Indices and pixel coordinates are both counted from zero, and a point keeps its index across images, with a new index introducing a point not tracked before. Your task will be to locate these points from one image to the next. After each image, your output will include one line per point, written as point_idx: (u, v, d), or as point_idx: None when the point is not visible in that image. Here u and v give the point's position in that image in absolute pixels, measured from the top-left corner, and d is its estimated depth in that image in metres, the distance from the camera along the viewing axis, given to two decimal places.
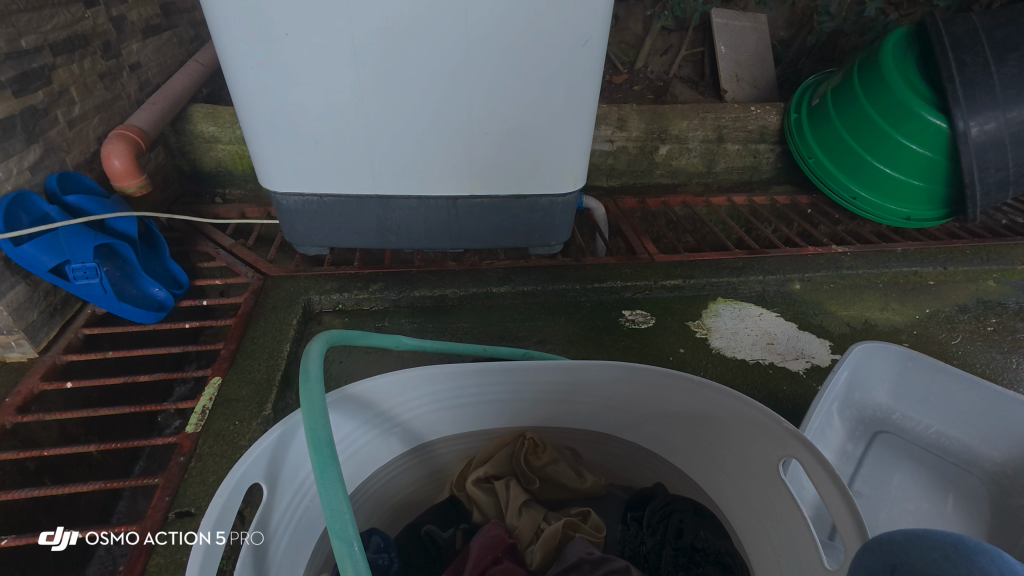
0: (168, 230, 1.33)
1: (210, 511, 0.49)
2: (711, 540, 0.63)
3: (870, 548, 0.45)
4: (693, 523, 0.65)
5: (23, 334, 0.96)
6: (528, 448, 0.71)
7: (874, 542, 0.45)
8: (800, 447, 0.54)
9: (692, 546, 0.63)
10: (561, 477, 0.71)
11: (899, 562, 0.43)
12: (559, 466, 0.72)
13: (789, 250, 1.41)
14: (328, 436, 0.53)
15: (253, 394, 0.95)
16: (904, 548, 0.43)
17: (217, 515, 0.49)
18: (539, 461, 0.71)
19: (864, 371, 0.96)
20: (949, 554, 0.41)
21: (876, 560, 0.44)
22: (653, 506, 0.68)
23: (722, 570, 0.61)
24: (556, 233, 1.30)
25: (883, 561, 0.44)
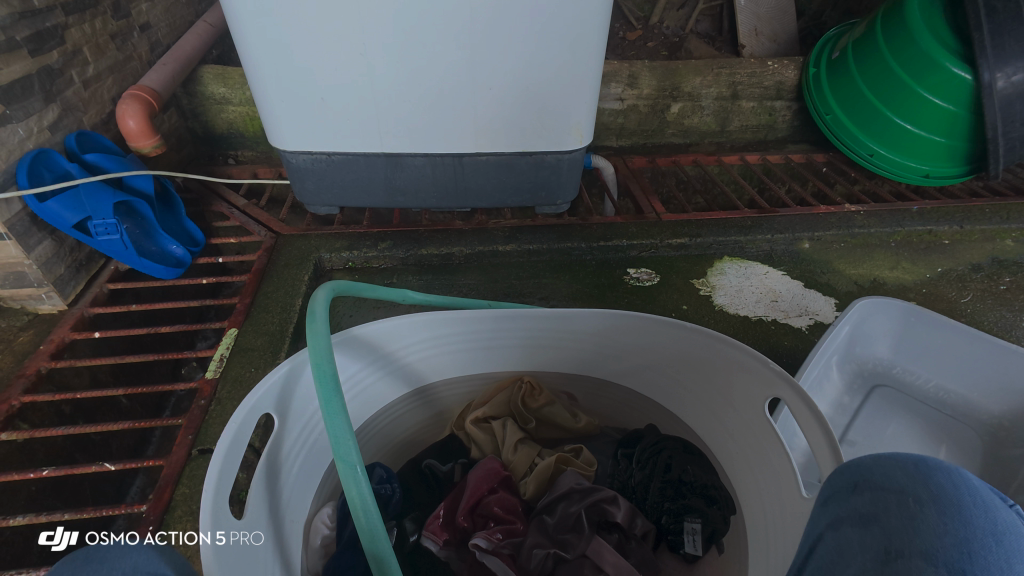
0: (184, 191, 1.36)
1: (224, 436, 0.52)
2: (699, 474, 0.63)
3: (839, 471, 0.47)
4: (682, 458, 0.65)
5: (52, 287, 1.02)
6: (525, 391, 0.74)
7: (842, 466, 0.47)
8: (787, 388, 0.56)
9: (680, 480, 0.63)
10: (558, 418, 0.74)
11: (861, 479, 0.44)
12: (556, 408, 0.75)
13: (799, 209, 1.39)
14: (333, 372, 0.57)
15: (267, 344, 0.99)
16: (868, 469, 0.45)
17: (230, 441, 0.53)
18: (535, 403, 0.73)
19: (867, 326, 0.98)
20: (910, 472, 0.43)
21: (842, 480, 0.46)
22: (643, 444, 0.69)
23: (707, 502, 0.61)
24: (562, 192, 1.30)
25: (848, 480, 0.45)
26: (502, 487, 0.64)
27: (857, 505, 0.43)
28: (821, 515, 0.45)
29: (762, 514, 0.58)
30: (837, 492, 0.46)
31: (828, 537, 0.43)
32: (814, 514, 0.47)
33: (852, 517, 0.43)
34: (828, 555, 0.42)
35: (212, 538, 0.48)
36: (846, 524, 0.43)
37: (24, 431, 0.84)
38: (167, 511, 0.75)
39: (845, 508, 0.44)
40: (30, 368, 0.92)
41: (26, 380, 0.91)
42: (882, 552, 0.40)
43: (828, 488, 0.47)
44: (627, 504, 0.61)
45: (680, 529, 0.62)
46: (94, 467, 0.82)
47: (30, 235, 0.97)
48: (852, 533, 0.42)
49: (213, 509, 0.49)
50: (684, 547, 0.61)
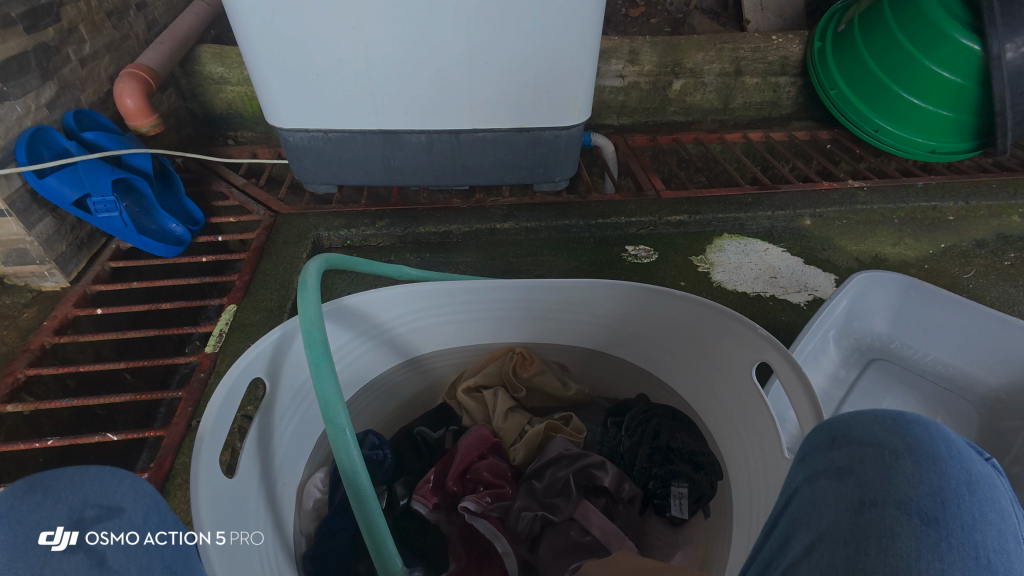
0: (183, 171, 1.37)
1: (214, 398, 0.53)
2: (687, 441, 0.64)
3: (819, 427, 0.48)
4: (671, 426, 0.66)
5: (54, 265, 1.03)
6: (516, 361, 0.74)
7: (823, 423, 0.48)
8: (774, 352, 0.56)
9: (668, 446, 0.64)
10: (548, 387, 0.75)
11: (838, 433, 0.45)
12: (546, 377, 0.75)
13: (801, 185, 1.37)
14: (323, 338, 0.58)
15: (266, 320, 1.00)
16: (847, 425, 0.46)
17: (220, 403, 0.54)
18: (527, 372, 0.74)
19: (865, 300, 0.97)
20: (887, 426, 0.44)
21: (821, 436, 0.47)
22: (633, 411, 0.69)
23: (694, 468, 0.62)
24: (560, 169, 1.29)
25: (827, 435, 0.46)
26: (493, 454, 0.65)
27: (834, 459, 0.44)
28: (800, 470, 0.47)
29: (748, 477, 0.59)
30: (816, 447, 0.47)
31: (804, 490, 0.44)
32: (793, 470, 0.48)
33: (828, 469, 0.44)
34: (803, 507, 0.43)
35: (206, 520, 0.48)
36: (823, 477, 0.44)
37: (29, 403, 0.86)
38: (168, 479, 0.76)
39: (822, 461, 0.45)
40: (34, 343, 0.94)
41: (31, 354, 0.93)
42: (856, 502, 0.40)
43: (809, 444, 0.48)
44: (614, 469, 0.62)
45: (666, 493, 0.62)
46: (97, 438, 0.84)
47: (31, 212, 0.98)
48: (826, 484, 0.43)
49: (204, 467, 0.50)
50: (670, 511, 0.61)
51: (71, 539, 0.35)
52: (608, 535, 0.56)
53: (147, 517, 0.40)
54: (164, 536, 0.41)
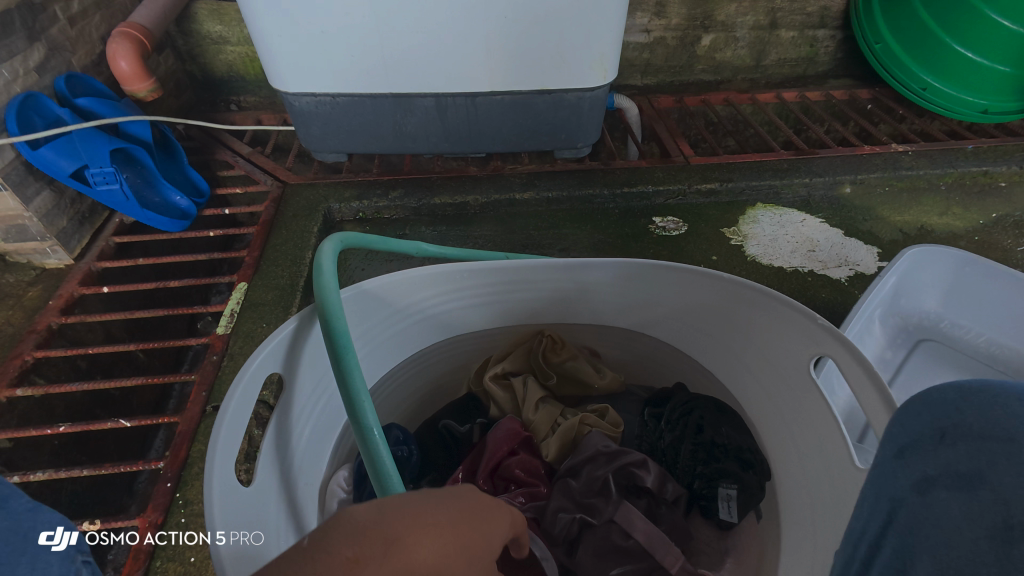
0: (185, 139, 1.30)
1: (230, 397, 0.49)
2: (733, 436, 0.60)
3: (919, 413, 0.43)
4: (715, 419, 0.62)
5: (56, 241, 0.99)
6: (547, 345, 0.71)
7: (919, 398, 0.44)
8: (834, 343, 0.52)
9: (712, 442, 0.60)
10: (582, 373, 0.71)
11: (949, 425, 0.41)
12: (580, 363, 0.71)
13: (841, 150, 1.28)
14: (344, 329, 0.54)
15: (278, 298, 0.96)
16: (959, 411, 0.41)
17: (236, 403, 0.50)
18: (558, 357, 0.71)
19: (916, 276, 0.91)
20: (1008, 406, 0.38)
21: (925, 425, 0.42)
22: (673, 402, 0.65)
23: (742, 466, 0.58)
24: (583, 134, 1.21)
25: (933, 426, 0.42)
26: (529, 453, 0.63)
27: (952, 462, 0.39)
28: (903, 469, 0.42)
29: (805, 478, 0.55)
30: (920, 441, 0.42)
31: (916, 502, 0.40)
32: (889, 466, 0.44)
33: (948, 477, 0.39)
34: (921, 525, 0.39)
35: (215, 519, 0.44)
36: (941, 487, 0.39)
37: (39, 387, 0.83)
38: (184, 468, 0.74)
39: (935, 465, 0.40)
40: (40, 323, 0.91)
41: (37, 335, 0.89)
42: (997, 525, 0.35)
43: (907, 434, 0.43)
44: (657, 469, 0.59)
45: (714, 495, 0.59)
46: (110, 424, 0.81)
47: (26, 185, 0.93)
48: (949, 497, 0.38)
49: (218, 478, 0.46)
50: (719, 514, 0.58)
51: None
52: (653, 540, 0.53)
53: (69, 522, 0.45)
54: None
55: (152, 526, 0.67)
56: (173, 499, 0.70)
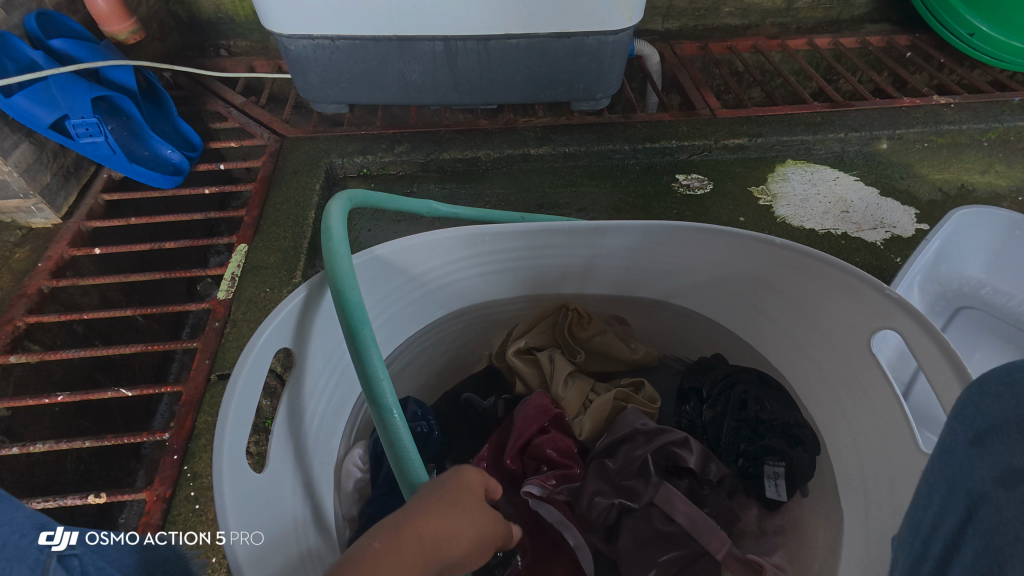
0: (173, 87, 1.21)
1: (234, 380, 0.45)
2: (778, 412, 0.59)
3: (997, 393, 0.37)
4: (759, 393, 0.62)
5: (41, 198, 0.92)
6: (573, 319, 0.70)
7: (1001, 372, 0.37)
8: (903, 316, 0.50)
9: (757, 418, 0.60)
10: (613, 349, 0.70)
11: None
12: (608, 337, 0.70)
13: (879, 102, 1.19)
14: (358, 300, 0.49)
15: (281, 261, 0.90)
16: None
17: (241, 385, 0.46)
18: (584, 332, 0.70)
19: (962, 241, 0.86)
20: None
21: (1005, 408, 0.36)
22: (713, 378, 0.66)
23: (790, 442, 0.58)
24: (604, 84, 1.12)
25: (1016, 409, 0.35)
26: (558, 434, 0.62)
27: None
28: (983, 458, 0.36)
29: (860, 458, 0.55)
30: (1003, 424, 0.36)
31: (1001, 498, 0.34)
32: (964, 452, 0.38)
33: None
34: (1008, 526, 0.33)
35: (228, 518, 0.41)
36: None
37: (33, 354, 0.79)
38: (191, 440, 0.70)
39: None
40: (31, 287, 0.85)
41: (29, 299, 0.84)
42: None
43: (984, 417, 0.37)
44: (698, 449, 0.59)
45: (760, 473, 0.59)
46: (110, 392, 0.77)
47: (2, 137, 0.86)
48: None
49: (228, 467, 0.42)
50: (766, 492, 0.59)
51: (70, 540, 0.35)
52: (697, 524, 0.54)
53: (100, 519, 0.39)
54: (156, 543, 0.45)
55: (160, 500, 0.64)
56: (181, 472, 0.67)
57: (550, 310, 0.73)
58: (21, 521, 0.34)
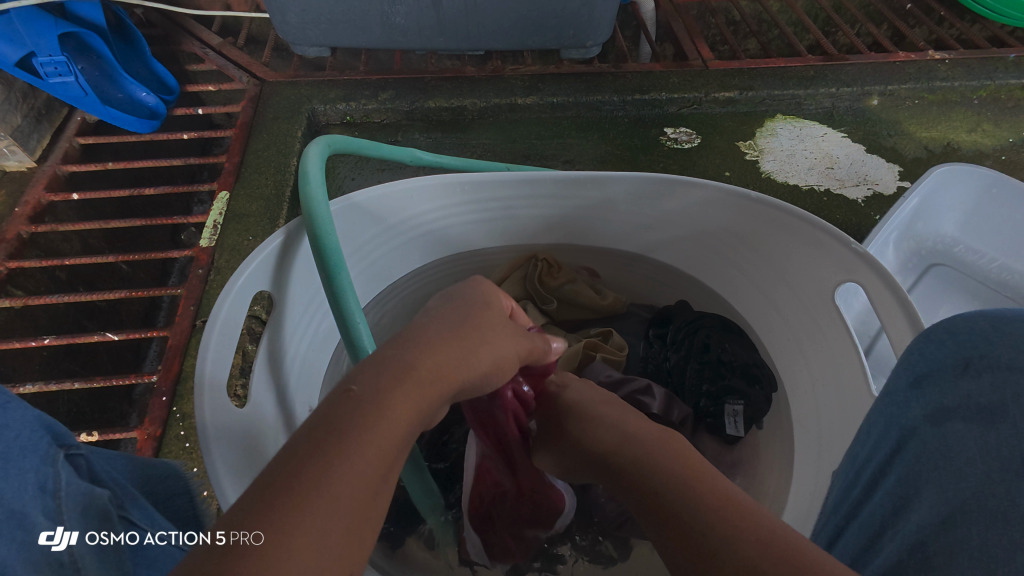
0: (146, 26, 1.16)
1: (208, 331, 0.46)
2: (738, 353, 0.63)
3: (941, 342, 0.43)
4: (720, 338, 0.64)
5: (13, 141, 0.90)
6: (542, 269, 0.71)
7: (945, 326, 0.44)
8: (868, 271, 0.52)
9: (718, 359, 0.63)
10: (582, 297, 0.72)
11: (975, 356, 0.40)
12: (577, 286, 0.72)
13: (874, 55, 1.16)
14: (337, 245, 0.50)
15: (263, 210, 0.90)
16: (989, 343, 0.40)
17: (217, 335, 0.47)
18: (554, 281, 0.71)
19: (940, 198, 0.87)
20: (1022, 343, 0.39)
21: (945, 354, 0.42)
22: (678, 324, 0.68)
23: (749, 380, 0.62)
24: (593, 31, 1.08)
25: (955, 355, 0.42)
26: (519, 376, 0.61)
27: (973, 395, 0.39)
28: (918, 399, 0.42)
29: (815, 403, 0.59)
30: (939, 370, 0.42)
31: (927, 432, 0.40)
32: (904, 394, 0.43)
33: (965, 409, 0.39)
34: (929, 455, 0.38)
35: (218, 461, 0.44)
36: (957, 418, 0.39)
37: (17, 299, 0.79)
38: (179, 382, 0.72)
39: (955, 397, 0.40)
40: (9, 232, 0.85)
41: (8, 244, 0.84)
42: (1007, 460, 0.35)
43: (927, 363, 0.43)
44: (662, 393, 0.62)
45: (720, 412, 0.61)
46: (96, 337, 0.78)
47: None
48: (965, 429, 0.38)
49: (210, 413, 0.45)
50: (727, 429, 0.61)
51: (70, 540, 0.33)
52: None
53: (105, 509, 0.36)
54: (163, 536, 0.41)
55: (151, 439, 0.67)
56: (170, 412, 0.70)
57: (522, 258, 0.73)
58: (30, 422, 0.34)
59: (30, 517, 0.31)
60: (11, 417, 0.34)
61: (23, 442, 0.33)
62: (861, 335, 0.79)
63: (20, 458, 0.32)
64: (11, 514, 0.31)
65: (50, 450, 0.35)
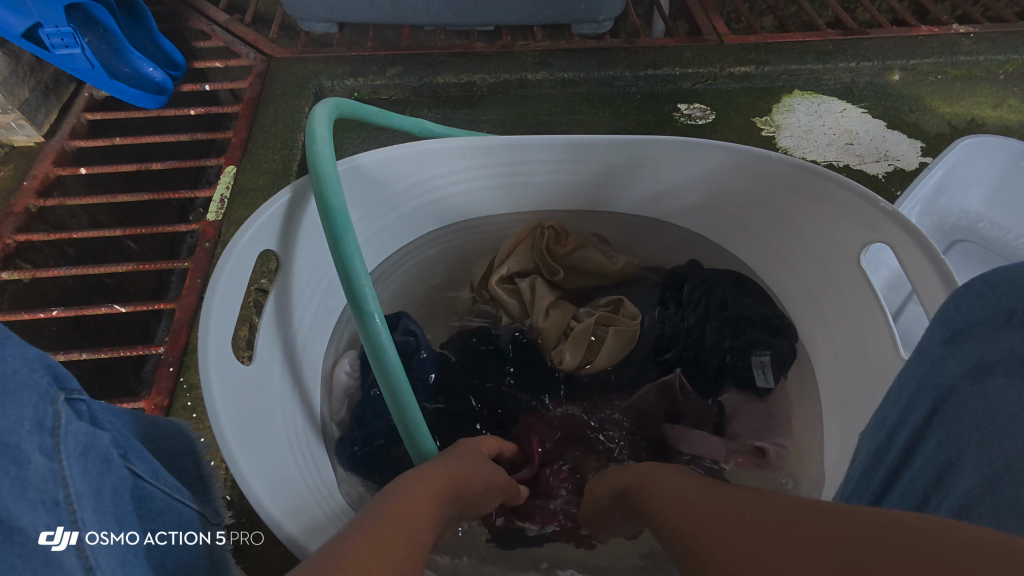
0: (153, 3, 1.15)
1: (214, 286, 0.45)
2: (756, 307, 0.62)
3: (981, 295, 0.40)
4: (735, 294, 0.63)
5: (20, 115, 0.89)
6: (550, 237, 0.69)
7: (980, 279, 0.41)
8: (897, 230, 0.50)
9: (737, 315, 0.62)
10: (589, 263, 0.69)
11: (1020, 308, 0.38)
12: (587, 252, 0.70)
13: (896, 29, 1.12)
14: (343, 205, 0.48)
15: (270, 184, 0.89)
16: None
17: (222, 292, 0.46)
18: (563, 249, 0.69)
19: (965, 171, 0.84)
20: None
21: (986, 308, 0.39)
22: (692, 282, 0.66)
23: (769, 329, 0.62)
24: (606, 5, 1.05)
25: (1000, 309, 0.39)
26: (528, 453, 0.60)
27: (1015, 347, 0.36)
28: (954, 355, 0.40)
29: (840, 373, 0.57)
30: (979, 325, 0.39)
31: (966, 389, 0.37)
32: (937, 351, 0.42)
33: (1008, 363, 0.36)
34: (969, 414, 0.36)
35: (223, 416, 0.43)
36: (999, 373, 0.36)
37: (25, 272, 0.79)
38: (186, 354, 0.72)
39: (996, 351, 0.37)
40: (18, 205, 0.84)
41: (16, 218, 0.84)
42: None
43: (964, 318, 0.41)
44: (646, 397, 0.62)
45: (747, 364, 0.61)
46: (103, 309, 0.78)
47: None
48: (1007, 383, 0.35)
49: (214, 367, 0.44)
50: (755, 381, 0.61)
51: (70, 539, 0.30)
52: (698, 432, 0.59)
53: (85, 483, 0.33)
54: (163, 535, 0.39)
55: (158, 408, 0.67)
56: (177, 383, 0.69)
57: (527, 229, 0.71)
58: (30, 361, 0.33)
59: (24, 452, 0.30)
60: (9, 354, 0.32)
61: (21, 377, 0.32)
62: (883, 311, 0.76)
63: (15, 393, 0.31)
64: (4, 447, 0.29)
65: (50, 391, 0.33)
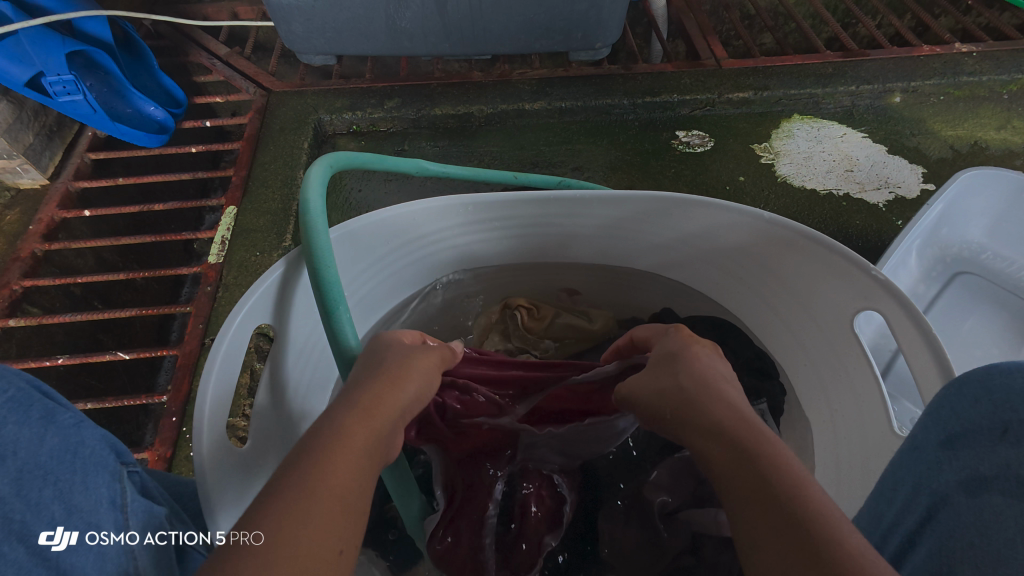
0: (154, 38, 1.16)
1: (210, 363, 0.47)
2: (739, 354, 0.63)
3: (977, 399, 0.41)
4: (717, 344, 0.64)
5: (25, 159, 0.91)
6: (524, 314, 0.70)
7: (979, 378, 0.42)
8: (890, 301, 0.51)
9: None
10: (570, 325, 0.71)
11: (1015, 420, 0.39)
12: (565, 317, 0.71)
13: (896, 49, 1.11)
14: (337, 278, 0.49)
15: (271, 225, 0.90)
16: None
17: (218, 368, 0.48)
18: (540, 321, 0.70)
19: (969, 203, 0.83)
20: None
21: (986, 418, 0.40)
22: None
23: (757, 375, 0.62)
24: (602, 32, 1.05)
25: (997, 420, 0.40)
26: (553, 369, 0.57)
27: (1011, 464, 0.38)
28: (951, 460, 0.41)
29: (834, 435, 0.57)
30: (975, 432, 0.41)
31: (961, 502, 0.39)
32: (932, 451, 0.43)
33: (1004, 481, 0.37)
34: (963, 528, 0.37)
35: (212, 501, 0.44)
36: (995, 490, 0.38)
37: (31, 318, 0.80)
38: (188, 403, 0.73)
39: (991, 465, 0.39)
40: (24, 251, 0.86)
41: (23, 263, 0.85)
42: None
43: (959, 422, 0.42)
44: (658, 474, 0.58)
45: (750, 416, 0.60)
46: (107, 356, 0.79)
47: None
48: (1002, 503, 0.37)
49: (209, 454, 0.45)
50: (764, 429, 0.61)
51: (70, 539, 0.34)
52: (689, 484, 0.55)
53: (129, 520, 0.39)
54: (163, 536, 0.41)
55: (161, 460, 0.68)
56: (180, 433, 0.70)
57: (497, 310, 0.72)
58: (102, 442, 0.40)
59: (101, 524, 0.37)
60: (86, 435, 0.39)
61: (96, 456, 0.39)
62: (880, 351, 0.76)
63: (93, 472, 0.38)
64: (89, 523, 0.36)
65: (117, 467, 0.40)
